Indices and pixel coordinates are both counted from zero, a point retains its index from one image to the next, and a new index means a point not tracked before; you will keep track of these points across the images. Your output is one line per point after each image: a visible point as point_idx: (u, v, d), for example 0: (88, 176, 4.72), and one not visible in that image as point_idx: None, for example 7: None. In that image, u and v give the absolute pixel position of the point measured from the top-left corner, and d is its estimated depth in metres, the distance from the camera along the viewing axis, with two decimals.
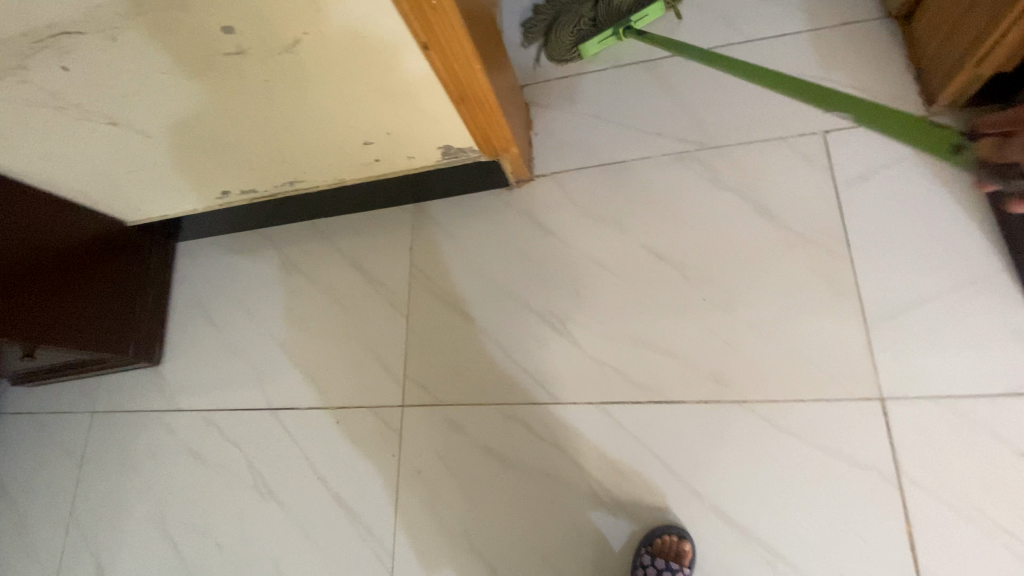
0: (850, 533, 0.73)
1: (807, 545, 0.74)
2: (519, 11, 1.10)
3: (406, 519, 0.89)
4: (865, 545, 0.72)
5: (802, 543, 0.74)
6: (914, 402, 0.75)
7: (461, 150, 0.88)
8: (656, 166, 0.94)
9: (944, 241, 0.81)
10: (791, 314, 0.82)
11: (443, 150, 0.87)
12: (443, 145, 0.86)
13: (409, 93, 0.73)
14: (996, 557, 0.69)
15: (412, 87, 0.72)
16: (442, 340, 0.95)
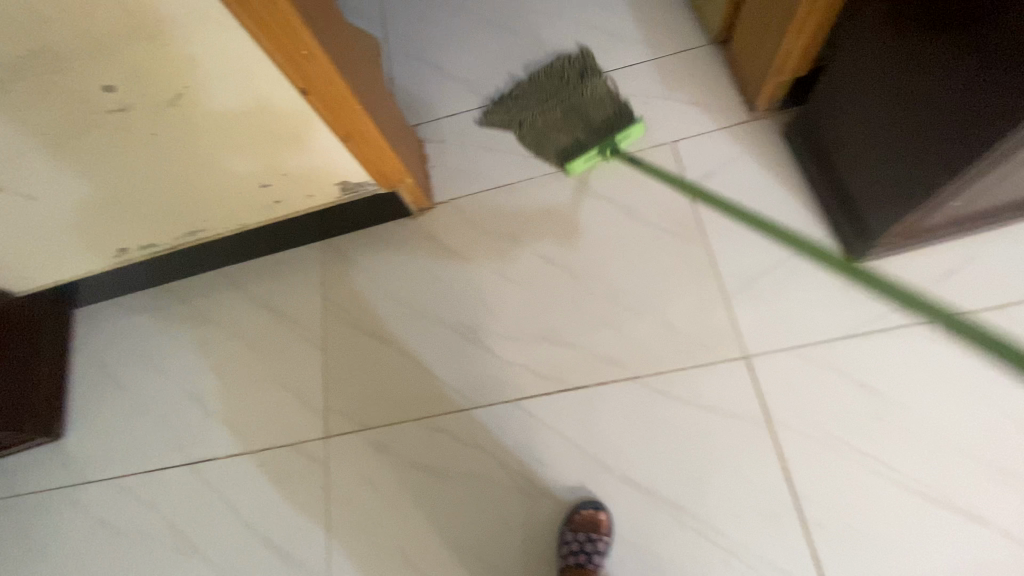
0: (738, 477, 0.83)
1: (705, 494, 0.83)
2: (402, 60, 1.21)
3: (341, 545, 0.89)
4: (752, 485, 0.82)
5: (701, 493, 0.83)
6: (772, 355, 0.88)
7: (358, 184, 0.94)
8: (538, 183, 1.05)
9: (777, 220, 0.96)
10: (665, 296, 0.94)
11: (341, 184, 0.94)
12: (341, 180, 0.92)
13: (295, 133, 0.80)
14: (854, 475, 0.81)
15: (299, 127, 0.78)
16: (360, 366, 0.98)
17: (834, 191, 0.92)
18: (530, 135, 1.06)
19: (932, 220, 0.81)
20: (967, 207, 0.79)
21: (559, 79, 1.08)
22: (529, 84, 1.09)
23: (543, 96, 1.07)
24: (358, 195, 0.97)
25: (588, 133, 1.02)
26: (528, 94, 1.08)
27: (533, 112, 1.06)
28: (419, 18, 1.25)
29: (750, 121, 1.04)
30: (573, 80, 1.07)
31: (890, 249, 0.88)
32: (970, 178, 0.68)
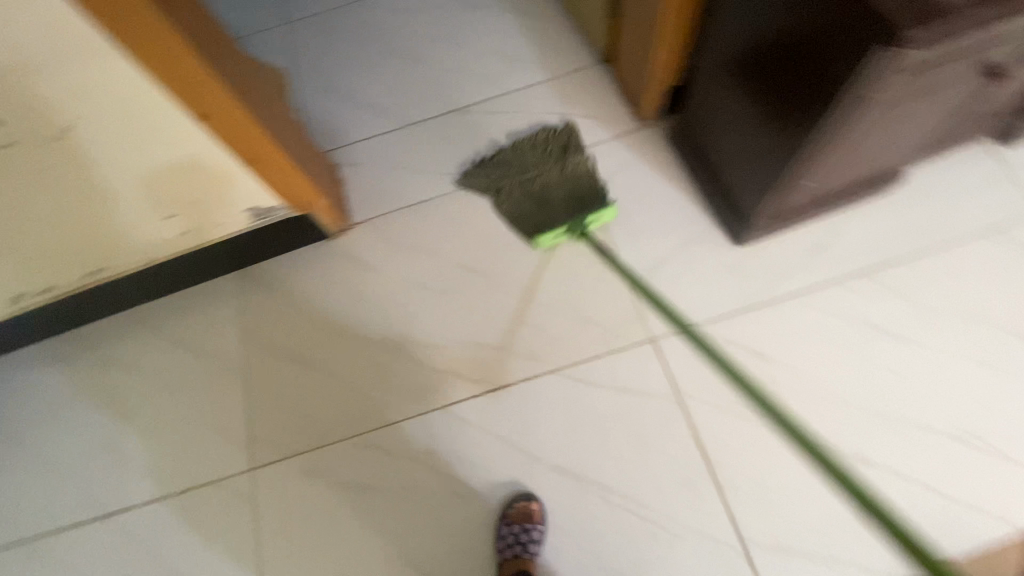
0: (813, 495, 0.85)
1: (816, 516, 0.85)
2: (562, 66, 1.24)
3: (443, 513, 0.92)
4: (811, 508, 0.85)
5: (812, 513, 0.85)
6: (904, 401, 0.89)
7: (555, 198, 0.96)
8: (680, 200, 1.07)
9: (909, 275, 0.96)
10: (804, 326, 0.94)
11: (538, 198, 0.97)
12: (541, 191, 0.97)
13: (522, 156, 1.02)
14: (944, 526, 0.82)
15: (524, 151, 1.03)
16: (482, 365, 0.99)
17: (895, 138, 0.83)
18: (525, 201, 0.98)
19: (950, 75, 0.71)
20: (981, 44, 0.65)
21: (569, 158, 1.00)
22: (572, 151, 1.01)
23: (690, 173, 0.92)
24: (505, 229, 1.08)
25: (772, 154, 0.84)
26: (517, 163, 1.02)
27: (524, 176, 0.99)
28: (581, 11, 1.22)
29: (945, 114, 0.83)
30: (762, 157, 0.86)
31: (965, 329, 0.92)
32: (827, 150, 0.77)
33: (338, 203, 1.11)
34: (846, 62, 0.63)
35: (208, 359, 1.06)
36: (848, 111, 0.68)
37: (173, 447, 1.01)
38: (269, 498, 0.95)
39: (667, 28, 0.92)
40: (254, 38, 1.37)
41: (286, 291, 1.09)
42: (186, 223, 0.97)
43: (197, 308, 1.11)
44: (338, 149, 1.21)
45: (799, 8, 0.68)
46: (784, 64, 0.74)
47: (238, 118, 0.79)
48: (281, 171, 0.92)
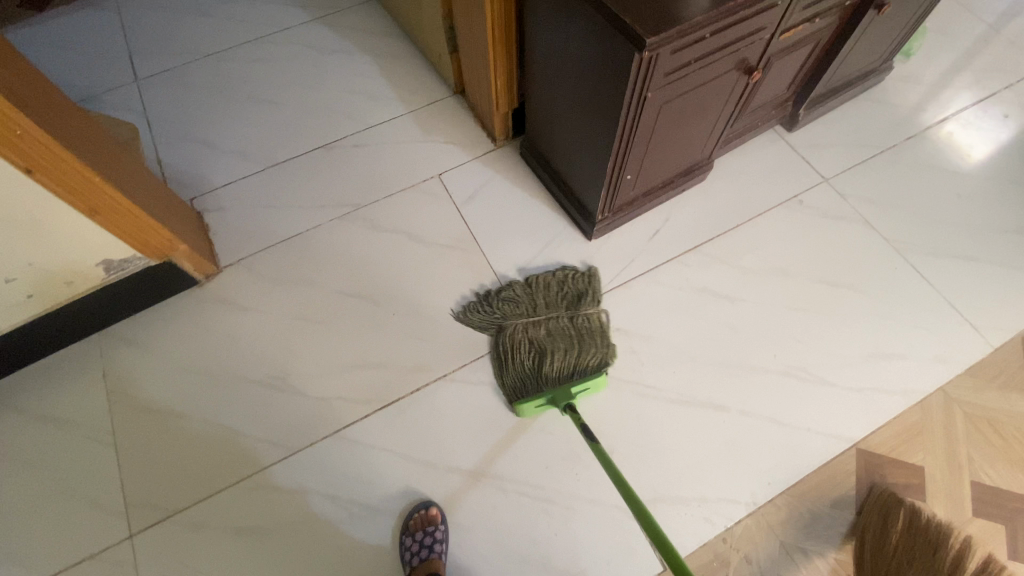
0: (680, 449, 0.95)
1: (684, 464, 0.94)
2: (421, 99, 1.33)
3: (341, 535, 0.91)
4: (679, 458, 0.95)
5: (681, 462, 0.94)
6: (743, 349, 1.03)
7: (560, 355, 0.96)
8: (537, 206, 1.18)
9: (731, 245, 1.13)
10: (652, 298, 1.07)
11: (543, 352, 0.97)
12: (548, 344, 0.97)
13: (534, 297, 1.03)
14: (790, 450, 0.96)
15: (532, 289, 1.04)
16: (371, 383, 1.02)
17: (692, 130, 0.98)
18: (521, 360, 0.97)
19: (714, 73, 0.86)
20: (725, 43, 0.80)
21: (580, 316, 1.01)
22: (583, 307, 1.02)
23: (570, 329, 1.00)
24: (381, 255, 1.13)
25: (595, 155, 0.96)
26: (528, 302, 1.03)
27: (532, 319, 1.01)
28: (431, 47, 1.33)
29: (729, 109, 0.99)
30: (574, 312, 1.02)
31: (782, 281, 1.10)
32: (638, 141, 0.90)
33: (204, 249, 1.10)
34: (620, 67, 0.76)
35: (74, 428, 0.99)
36: (636, 106, 0.81)
37: (36, 531, 0.92)
38: (151, 561, 0.89)
39: (499, 61, 1.06)
40: (106, 96, 1.34)
41: (158, 346, 1.05)
42: (31, 287, 0.92)
43: (58, 378, 1.03)
44: (203, 197, 1.20)
45: (581, 30, 0.80)
46: (584, 75, 0.86)
47: (71, 168, 0.79)
48: (134, 220, 0.92)
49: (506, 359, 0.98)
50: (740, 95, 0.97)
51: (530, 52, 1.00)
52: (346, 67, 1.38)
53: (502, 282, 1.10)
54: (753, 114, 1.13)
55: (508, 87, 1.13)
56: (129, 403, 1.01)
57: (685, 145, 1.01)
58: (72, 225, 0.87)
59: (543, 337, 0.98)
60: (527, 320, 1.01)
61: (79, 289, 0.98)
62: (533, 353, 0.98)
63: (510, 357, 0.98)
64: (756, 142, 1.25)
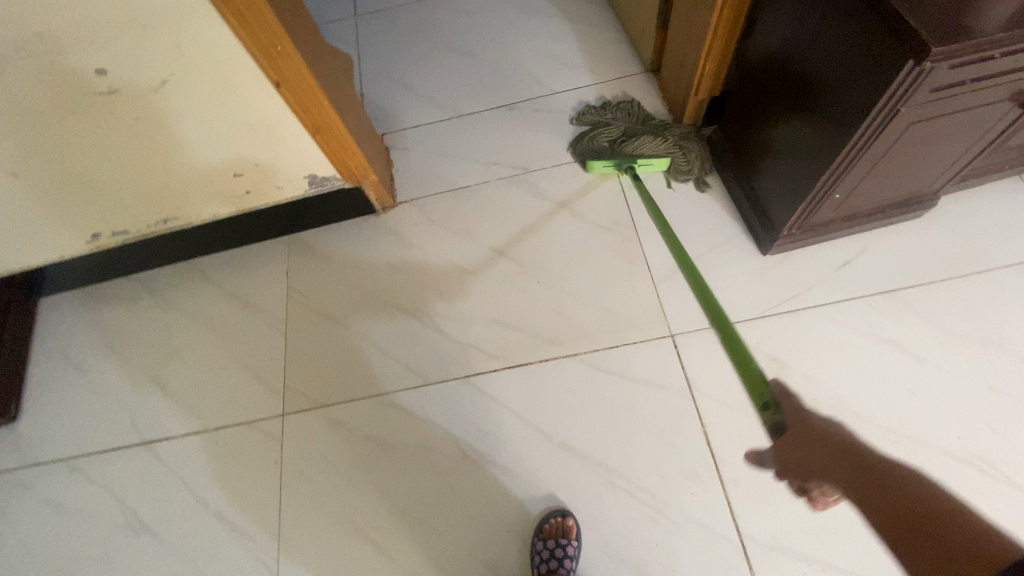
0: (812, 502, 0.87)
1: (812, 520, 0.86)
2: (611, 73, 1.29)
3: (451, 472, 0.96)
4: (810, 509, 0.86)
5: (810, 516, 0.86)
6: (916, 419, 0.90)
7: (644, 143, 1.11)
8: (708, 204, 1.11)
9: (932, 298, 0.97)
10: (820, 335, 0.97)
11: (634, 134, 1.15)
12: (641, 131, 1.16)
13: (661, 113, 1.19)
14: None
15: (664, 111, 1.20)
16: (504, 341, 1.05)
17: (929, 159, 0.85)
18: (609, 135, 1.17)
19: (987, 99, 0.72)
20: (1018, 67, 0.67)
21: (677, 134, 1.15)
22: (686, 132, 1.15)
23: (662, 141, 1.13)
24: (540, 222, 1.15)
25: (805, 164, 0.86)
26: (636, 120, 1.19)
27: (633, 128, 1.17)
28: (635, 21, 1.28)
29: (983, 143, 0.84)
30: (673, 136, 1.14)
31: (987, 356, 0.93)
32: (862, 162, 0.80)
33: (387, 182, 1.19)
34: (880, 74, 0.66)
35: (253, 310, 1.15)
36: (882, 120, 0.71)
37: (214, 387, 1.10)
38: (294, 441, 1.02)
39: (716, 41, 0.98)
40: (330, 26, 1.48)
41: (332, 258, 1.17)
42: (250, 185, 1.06)
43: (250, 266, 1.20)
44: (392, 134, 1.30)
45: (834, 25, 0.72)
46: (821, 75, 0.77)
47: (308, 85, 0.88)
48: (341, 143, 1.01)
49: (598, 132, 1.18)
50: (1003, 128, 0.82)
51: (756, 40, 0.92)
52: (543, 29, 1.38)
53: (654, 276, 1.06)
54: (1006, 154, 0.94)
55: (715, 74, 1.05)
56: (300, 302, 1.14)
57: (912, 175, 0.88)
58: (294, 139, 0.97)
59: (637, 129, 1.17)
60: (632, 120, 1.19)
61: (285, 195, 1.11)
62: (620, 136, 1.17)
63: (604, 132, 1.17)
64: (993, 189, 1.06)
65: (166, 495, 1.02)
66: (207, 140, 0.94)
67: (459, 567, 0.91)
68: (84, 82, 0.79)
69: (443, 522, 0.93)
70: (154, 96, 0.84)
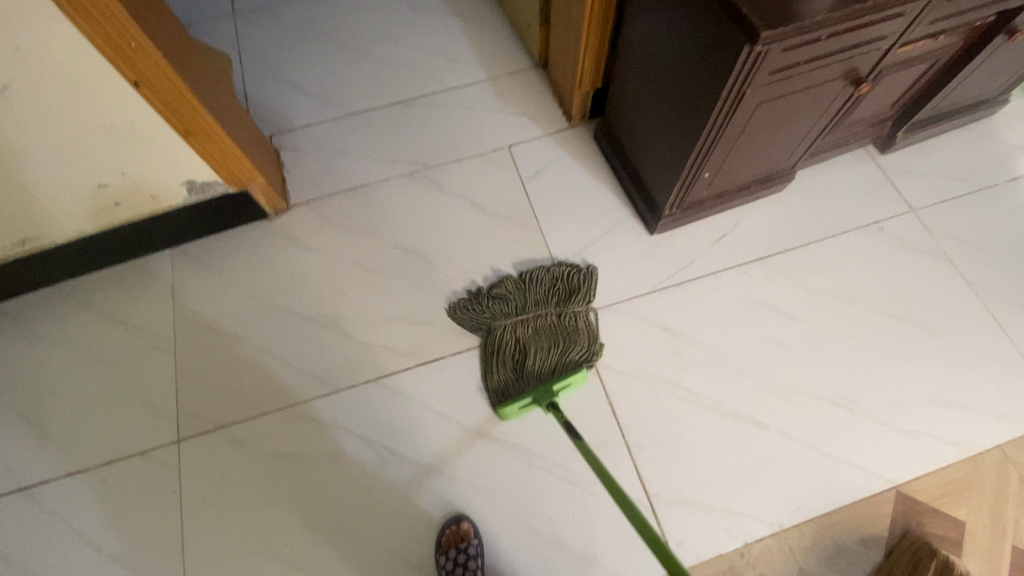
0: (709, 456, 0.94)
1: (710, 473, 0.93)
2: (501, 68, 1.32)
3: (367, 477, 0.94)
4: (708, 463, 0.93)
5: (708, 470, 0.93)
6: (792, 371, 1.00)
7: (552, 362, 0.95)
8: (601, 189, 1.16)
9: (797, 262, 1.09)
10: (706, 303, 1.05)
11: (529, 348, 0.96)
12: (533, 337, 0.98)
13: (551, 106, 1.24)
14: (826, 479, 0.93)
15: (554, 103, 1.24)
16: (413, 339, 1.04)
17: (781, 137, 0.94)
18: (507, 355, 0.97)
19: (819, 79, 0.82)
20: (839, 49, 0.76)
21: (563, 302, 1.01)
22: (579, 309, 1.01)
23: (557, 336, 0.98)
24: (441, 218, 1.15)
25: (676, 145, 0.93)
26: (515, 306, 1.00)
27: (520, 328, 0.99)
28: (521, 16, 1.31)
29: (824, 120, 0.95)
30: (564, 319, 1.00)
31: (844, 308, 1.05)
32: (723, 141, 0.87)
33: (277, 185, 1.14)
34: (726, 56, 0.73)
35: (138, 333, 1.06)
36: (732, 100, 0.78)
37: (96, 420, 1.00)
38: (193, 467, 0.95)
39: (592, 35, 1.03)
40: (204, 24, 1.39)
41: (223, 269, 1.11)
42: (120, 197, 0.98)
43: (130, 284, 1.10)
44: (281, 135, 1.24)
45: (686, 15, 0.78)
46: (680, 59, 0.83)
47: (174, 85, 0.82)
48: (220, 147, 0.96)
49: (494, 358, 0.98)
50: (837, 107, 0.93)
51: (626, 32, 0.97)
52: (433, 26, 1.38)
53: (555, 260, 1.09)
54: (846, 130, 1.07)
55: (595, 66, 1.11)
56: (189, 319, 1.07)
57: (769, 152, 0.98)
58: (165, 143, 0.91)
59: (526, 330, 0.98)
60: (518, 314, 1.00)
61: (163, 205, 1.03)
62: (520, 351, 0.97)
63: (497, 357, 0.98)
64: (843, 161, 1.19)
65: (49, 545, 0.92)
66: (62, 150, 0.86)
67: (384, 569, 0.89)
68: None
69: (363, 529, 0.91)
70: None
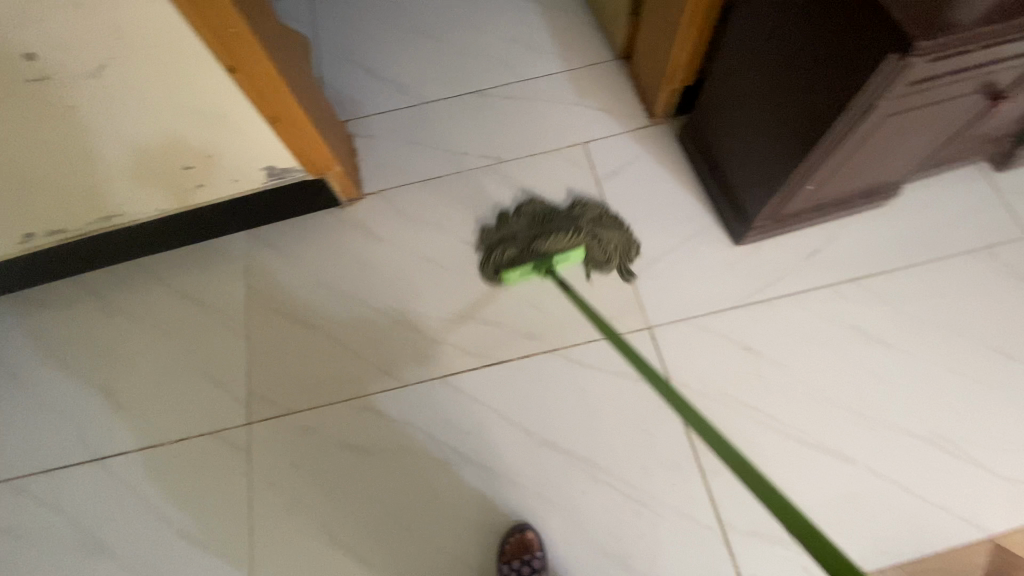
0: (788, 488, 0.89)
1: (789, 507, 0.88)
2: (581, 59, 1.26)
3: (431, 477, 0.94)
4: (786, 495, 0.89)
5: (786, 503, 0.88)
6: (883, 405, 0.93)
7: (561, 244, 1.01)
8: (682, 195, 1.10)
9: (895, 285, 1.01)
10: (792, 324, 0.98)
11: (542, 229, 1.03)
12: (548, 222, 1.04)
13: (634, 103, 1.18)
14: (914, 524, 0.87)
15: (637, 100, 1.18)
16: (480, 338, 1.02)
17: (897, 150, 0.86)
18: (518, 235, 1.05)
19: (956, 92, 0.74)
20: (988, 60, 0.68)
21: (593, 223, 1.03)
22: (599, 214, 1.05)
23: (572, 225, 1.03)
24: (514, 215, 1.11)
25: (781, 156, 0.87)
26: (542, 214, 1.06)
27: (539, 218, 1.05)
28: (606, 5, 1.25)
29: (947, 132, 0.86)
30: (587, 224, 1.03)
31: (945, 339, 0.97)
32: (837, 154, 0.80)
33: (351, 172, 1.13)
34: (862, 67, 0.66)
35: (211, 313, 1.08)
36: (858, 114, 0.71)
37: (168, 396, 1.02)
38: (262, 451, 0.97)
39: (691, 31, 0.96)
40: (282, 5, 1.38)
41: (295, 256, 1.11)
42: (202, 178, 0.98)
43: (205, 263, 1.12)
44: (355, 122, 1.23)
45: (814, 17, 0.71)
46: (800, 65, 0.76)
47: (266, 70, 0.81)
48: (303, 133, 0.94)
49: (505, 236, 1.06)
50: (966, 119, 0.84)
51: (732, 30, 0.90)
52: (510, 12, 1.33)
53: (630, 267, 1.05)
54: (965, 144, 0.97)
55: (689, 63, 1.04)
56: (261, 302, 1.08)
57: (879, 165, 0.90)
58: (250, 128, 0.90)
59: (544, 221, 1.05)
60: (539, 207, 1.07)
61: (241, 188, 1.03)
62: (530, 234, 1.04)
63: (512, 236, 1.05)
64: (952, 176, 1.09)
65: (125, 515, 0.96)
66: (152, 130, 0.86)
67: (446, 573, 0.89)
68: (9, 66, 0.70)
69: (426, 528, 0.91)
70: (88, 83, 0.75)
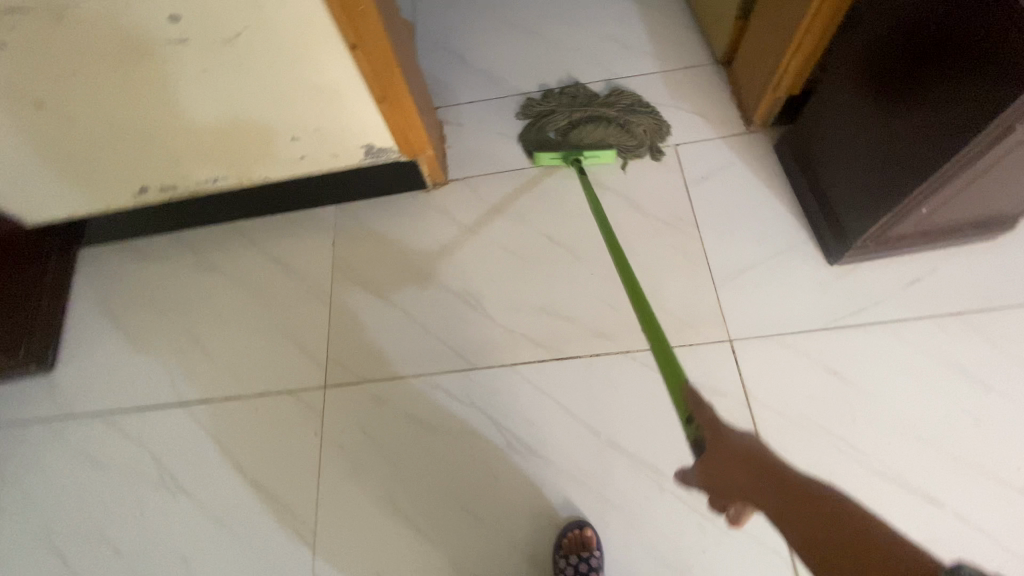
0: None
1: None
2: (677, 62, 1.24)
3: (494, 460, 0.95)
4: None
5: None
6: (981, 451, 0.87)
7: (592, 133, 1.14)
8: (774, 208, 1.07)
9: (1004, 324, 0.94)
10: (883, 352, 0.94)
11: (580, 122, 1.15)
12: (588, 114, 1.15)
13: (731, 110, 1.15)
14: None
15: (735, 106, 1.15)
16: (552, 331, 1.02)
17: None
18: (557, 111, 1.17)
19: None
20: None
21: (625, 112, 1.15)
22: (632, 103, 1.17)
23: (605, 114, 1.15)
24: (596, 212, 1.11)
25: (894, 175, 0.83)
26: (580, 99, 1.19)
27: (578, 104, 1.17)
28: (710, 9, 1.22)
29: None
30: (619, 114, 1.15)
31: None
32: (963, 176, 0.76)
33: (439, 157, 1.16)
34: (1006, 85, 0.62)
35: (297, 278, 1.13)
36: (995, 136, 0.67)
37: (252, 351, 1.08)
38: (335, 414, 1.01)
39: (810, 36, 0.93)
40: None
41: (380, 231, 1.15)
42: (305, 151, 1.03)
43: (295, 232, 1.18)
44: (447, 108, 1.26)
45: (951, 32, 0.68)
46: (926, 82, 0.73)
47: (382, 48, 0.84)
48: (405, 114, 0.98)
49: (545, 112, 1.18)
50: None
51: (848, 42, 0.87)
52: (608, 10, 1.33)
53: (713, 275, 1.02)
54: None
55: (800, 71, 1.00)
56: (344, 273, 1.12)
57: (1006, 191, 0.84)
58: (358, 106, 0.94)
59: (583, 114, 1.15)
60: (579, 93, 1.20)
61: (339, 164, 1.07)
62: (568, 118, 1.16)
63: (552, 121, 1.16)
64: None
65: (205, 460, 1.02)
66: (268, 100, 0.91)
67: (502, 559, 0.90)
68: (158, 29, 0.76)
69: (486, 511, 0.92)
70: (221, 51, 0.81)
